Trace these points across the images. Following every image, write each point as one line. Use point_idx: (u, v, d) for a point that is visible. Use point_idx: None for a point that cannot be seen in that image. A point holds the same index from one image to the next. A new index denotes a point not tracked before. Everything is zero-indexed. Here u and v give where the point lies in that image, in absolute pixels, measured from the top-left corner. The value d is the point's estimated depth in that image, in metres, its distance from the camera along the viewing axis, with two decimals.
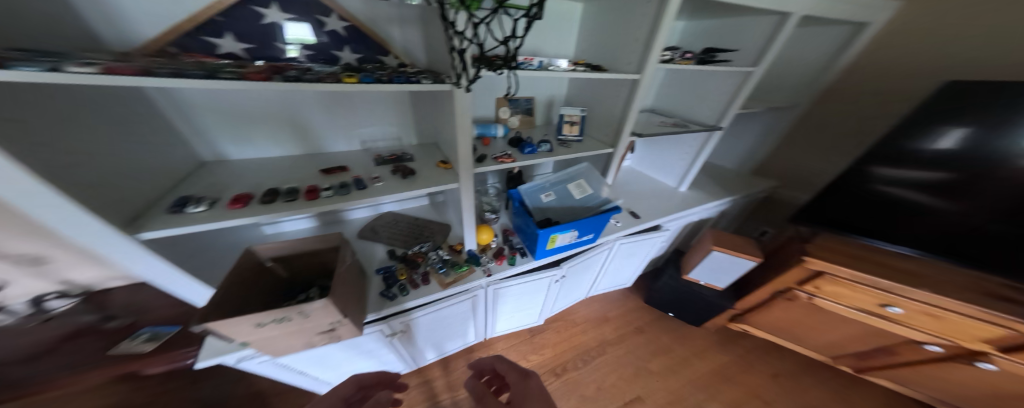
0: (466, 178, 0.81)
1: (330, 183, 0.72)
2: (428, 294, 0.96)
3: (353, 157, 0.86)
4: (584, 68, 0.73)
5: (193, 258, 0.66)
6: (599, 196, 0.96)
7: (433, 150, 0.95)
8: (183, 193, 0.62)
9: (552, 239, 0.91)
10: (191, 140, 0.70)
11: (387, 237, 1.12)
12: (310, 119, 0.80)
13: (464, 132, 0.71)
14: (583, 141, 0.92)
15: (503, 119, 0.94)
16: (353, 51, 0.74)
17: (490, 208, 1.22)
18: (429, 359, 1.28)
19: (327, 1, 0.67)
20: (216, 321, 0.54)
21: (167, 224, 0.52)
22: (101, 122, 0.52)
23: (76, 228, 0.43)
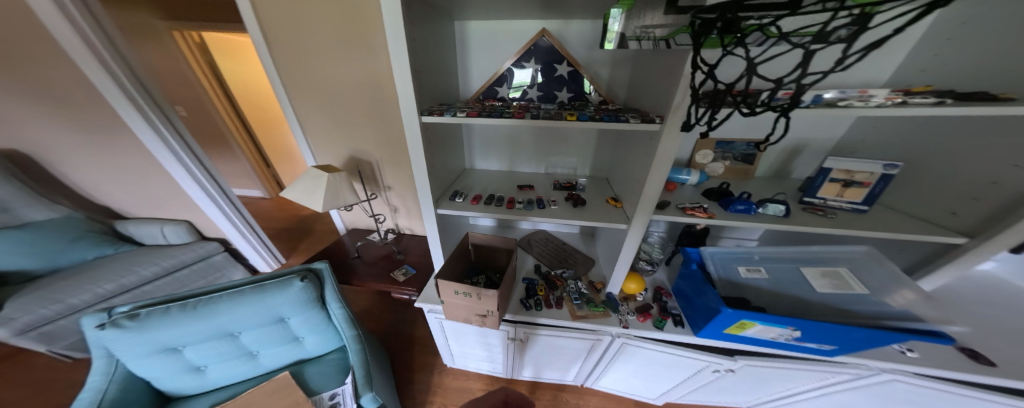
0: (640, 223, 0.70)
1: (523, 197, 0.81)
2: (558, 318, 0.92)
3: (538, 179, 0.95)
4: (926, 98, 0.45)
5: (450, 236, 0.89)
6: (876, 300, 0.61)
7: (603, 185, 0.92)
8: (459, 188, 0.83)
9: (746, 326, 0.64)
10: (468, 152, 0.96)
11: (537, 253, 1.18)
12: (541, 145, 0.92)
13: (661, 175, 0.62)
14: (870, 212, 0.60)
15: (700, 164, 0.78)
16: (568, 91, 0.82)
17: (648, 258, 1.04)
18: (524, 375, 1.24)
19: (561, 50, 0.77)
20: (443, 280, 0.73)
21: (453, 207, 0.72)
22: (451, 143, 0.80)
23: (425, 196, 0.69)
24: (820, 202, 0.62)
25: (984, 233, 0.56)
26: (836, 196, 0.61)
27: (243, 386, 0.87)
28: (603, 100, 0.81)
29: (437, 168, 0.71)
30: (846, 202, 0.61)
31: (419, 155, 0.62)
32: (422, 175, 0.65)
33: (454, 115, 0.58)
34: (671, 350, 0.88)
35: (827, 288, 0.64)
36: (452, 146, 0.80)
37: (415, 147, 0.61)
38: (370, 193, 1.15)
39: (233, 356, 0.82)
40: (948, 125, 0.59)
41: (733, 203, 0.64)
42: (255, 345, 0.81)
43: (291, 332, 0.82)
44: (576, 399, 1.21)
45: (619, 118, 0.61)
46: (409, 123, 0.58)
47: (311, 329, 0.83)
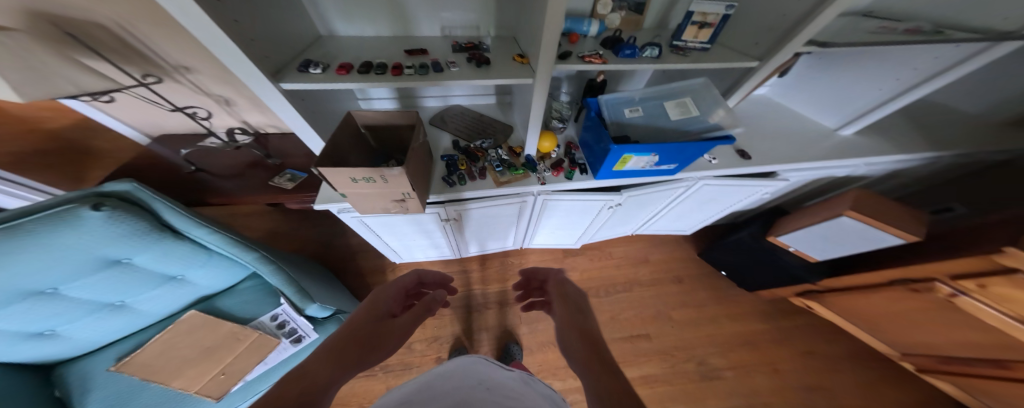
0: (542, 76, 0.69)
1: (412, 62, 0.68)
2: (484, 188, 0.99)
3: (432, 44, 0.78)
4: None
5: (318, 118, 0.72)
6: (706, 122, 0.80)
7: (509, 45, 0.82)
8: (309, 57, 0.63)
9: (627, 160, 0.80)
10: (315, 9, 0.68)
11: (453, 128, 1.12)
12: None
13: (558, 23, 0.57)
14: (707, 54, 0.70)
15: (600, 16, 0.75)
16: None
17: (559, 116, 1.09)
18: (472, 252, 1.43)
19: None
20: (326, 168, 0.63)
21: (302, 79, 0.55)
22: None
23: (241, 67, 0.49)
24: (682, 44, 0.68)
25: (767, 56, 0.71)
26: (693, 38, 0.68)
27: (149, 333, 0.80)
28: None
29: (249, 36, 0.48)
30: (698, 43, 0.69)
31: (198, 19, 0.40)
32: (219, 40, 0.43)
33: None
34: (578, 197, 1.08)
35: (676, 116, 0.81)
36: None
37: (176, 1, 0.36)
38: (142, 76, 0.77)
39: (81, 313, 0.66)
40: None
41: (623, 48, 0.66)
42: (100, 294, 0.65)
43: (147, 270, 0.67)
44: (519, 260, 1.52)
45: None
46: None
47: (174, 263, 0.69)
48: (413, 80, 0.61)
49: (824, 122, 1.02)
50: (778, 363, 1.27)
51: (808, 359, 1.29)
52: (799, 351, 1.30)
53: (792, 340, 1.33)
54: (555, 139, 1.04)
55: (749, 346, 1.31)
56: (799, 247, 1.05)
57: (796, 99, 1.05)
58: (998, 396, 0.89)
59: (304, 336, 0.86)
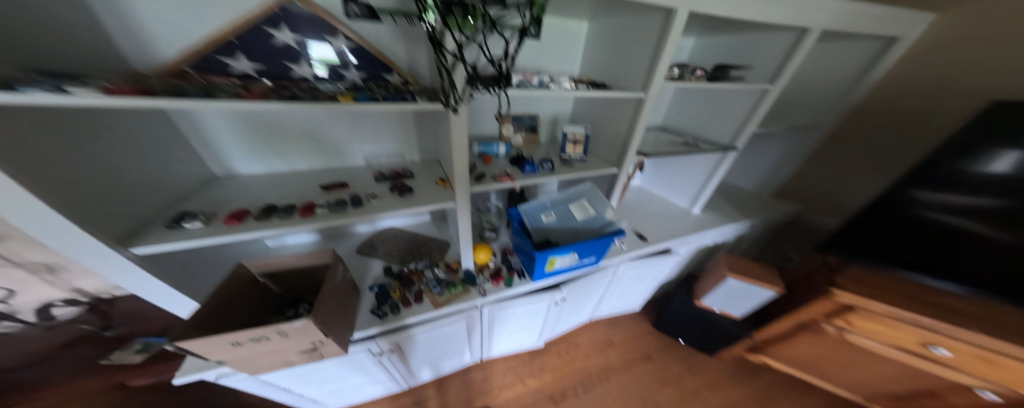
0: (463, 197, 0.76)
1: (327, 200, 0.69)
2: (422, 312, 0.93)
3: (354, 175, 0.83)
4: (587, 86, 0.74)
5: (185, 274, 0.62)
6: (602, 219, 0.95)
7: (436, 167, 0.91)
8: (185, 208, 0.60)
9: (553, 260, 0.88)
10: (208, 155, 0.70)
11: (384, 253, 1.09)
12: (337, 134, 0.80)
13: (463, 152, 0.68)
14: (587, 161, 0.92)
15: (506, 137, 0.93)
16: (358, 70, 0.70)
17: (491, 226, 1.21)
18: (424, 377, 1.17)
19: (335, 21, 0.65)
20: (189, 341, 0.50)
21: (162, 241, 0.50)
22: (112, 144, 0.51)
23: (58, 237, 0.40)
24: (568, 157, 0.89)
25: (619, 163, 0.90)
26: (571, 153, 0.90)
27: None
28: (405, 81, 0.72)
29: (82, 186, 0.44)
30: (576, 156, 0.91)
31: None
32: (41, 207, 0.38)
33: (63, 93, 0.34)
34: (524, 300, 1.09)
35: (581, 216, 0.96)
36: (131, 147, 0.54)
37: None
38: None
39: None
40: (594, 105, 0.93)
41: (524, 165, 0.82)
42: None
43: None
44: (481, 374, 1.29)
45: (406, 98, 0.59)
46: None
47: None
48: (321, 220, 0.61)
49: (679, 203, 1.26)
50: None
51: None
52: None
53: (778, 402, 1.27)
54: (489, 249, 1.10)
55: None
56: (722, 308, 1.14)
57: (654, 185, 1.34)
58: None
59: None
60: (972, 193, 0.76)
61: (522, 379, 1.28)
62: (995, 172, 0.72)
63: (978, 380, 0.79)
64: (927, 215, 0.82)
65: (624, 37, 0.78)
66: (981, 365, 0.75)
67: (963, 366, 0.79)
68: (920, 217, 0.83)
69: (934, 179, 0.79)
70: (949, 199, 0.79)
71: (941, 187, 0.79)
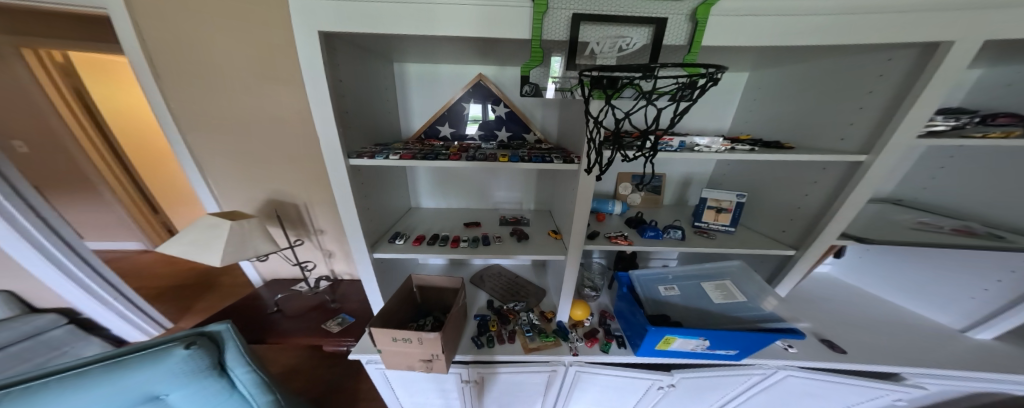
0: (575, 253, 0.77)
1: (468, 235, 0.82)
2: (511, 353, 0.93)
3: (485, 215, 0.97)
4: (748, 146, 0.65)
5: (388, 277, 0.83)
6: (758, 308, 0.78)
7: (546, 218, 0.97)
8: (399, 230, 0.81)
9: (671, 340, 0.78)
10: (416, 191, 0.96)
11: (489, 288, 1.18)
12: (489, 183, 0.96)
13: (585, 209, 0.71)
14: (735, 232, 0.79)
15: (623, 195, 0.93)
16: (507, 130, 0.85)
17: (591, 285, 1.15)
18: None
19: (498, 92, 0.81)
20: (377, 328, 0.68)
21: (392, 250, 0.70)
22: (388, 187, 0.79)
23: (355, 242, 0.65)
24: (705, 225, 0.80)
25: (804, 245, 0.72)
26: (714, 220, 0.80)
27: None
28: (538, 139, 0.85)
29: (369, 207, 0.68)
30: (721, 224, 0.80)
31: (348, 207, 0.61)
32: (354, 222, 0.63)
33: (385, 157, 0.57)
34: (620, 372, 0.95)
35: (720, 298, 0.82)
36: (392, 184, 0.81)
37: (343, 191, 0.59)
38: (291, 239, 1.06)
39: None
40: (762, 167, 0.81)
41: (646, 229, 0.80)
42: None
43: None
44: None
45: (546, 159, 0.67)
46: (337, 174, 0.57)
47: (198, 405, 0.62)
48: (453, 252, 0.72)
49: (937, 319, 0.87)
50: None
51: None
52: None
53: None
54: (588, 307, 1.05)
55: None
56: None
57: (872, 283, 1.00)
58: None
59: None
60: None
61: None
62: None
63: None
64: None
65: (841, 90, 0.65)
66: None
67: None
68: None
69: None
70: None
71: None
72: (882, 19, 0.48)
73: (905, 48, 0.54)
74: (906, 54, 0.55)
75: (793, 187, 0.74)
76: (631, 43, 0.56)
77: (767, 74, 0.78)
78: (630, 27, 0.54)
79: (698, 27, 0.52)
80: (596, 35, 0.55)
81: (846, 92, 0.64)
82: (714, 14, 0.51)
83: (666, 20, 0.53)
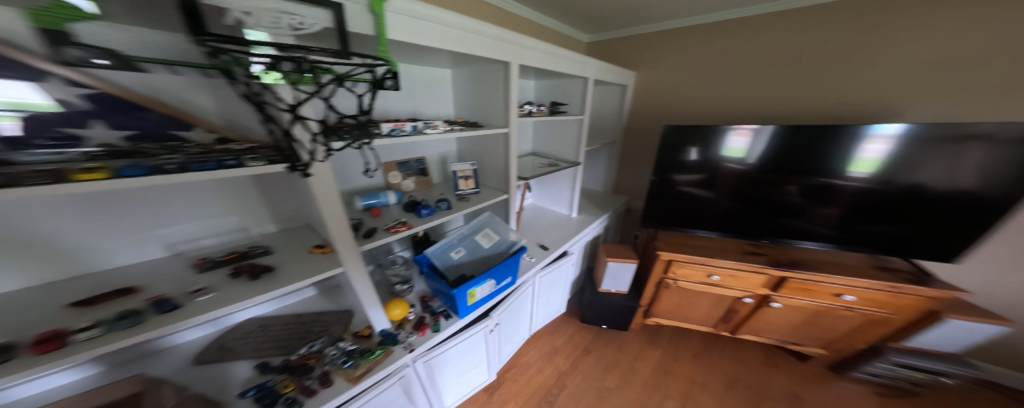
0: (355, 258, 0.70)
1: (104, 315, 0.47)
2: (337, 394, 0.77)
3: (159, 269, 0.61)
4: (461, 127, 0.87)
5: None
6: (506, 240, 1.07)
7: (305, 233, 0.79)
8: None
9: (472, 292, 0.93)
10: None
11: (253, 350, 0.84)
12: (93, 223, 0.55)
13: (339, 210, 0.62)
14: (480, 192, 1.01)
15: (395, 184, 0.93)
16: (114, 127, 0.47)
17: (400, 278, 1.10)
18: None
19: (30, 55, 0.39)
20: None
21: None
22: None
23: None
24: (466, 192, 0.99)
25: (507, 187, 1.02)
26: (465, 186, 0.99)
27: None
28: (223, 137, 0.55)
29: None
30: (468, 189, 1.00)
31: None
32: None
33: None
34: (456, 339, 1.05)
35: (487, 243, 1.06)
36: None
37: None
38: None
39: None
40: (473, 140, 1.03)
41: (421, 209, 0.85)
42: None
43: None
44: None
45: (225, 161, 0.45)
46: None
47: None
48: (98, 346, 0.42)
49: (561, 212, 1.49)
50: (692, 375, 1.36)
51: (702, 359, 1.44)
52: (690, 357, 1.46)
53: (680, 350, 1.50)
54: (406, 302, 1.02)
55: (669, 374, 1.37)
56: (613, 287, 1.38)
57: (540, 198, 1.55)
58: (749, 326, 1.35)
59: None
60: (693, 172, 1.17)
61: None
62: (693, 159, 1.15)
63: (739, 291, 1.24)
64: (682, 190, 1.21)
65: (484, 81, 0.90)
66: (731, 280, 1.21)
67: (726, 283, 1.23)
68: (678, 192, 1.22)
69: (669, 168, 1.19)
70: (686, 178, 1.19)
71: (678, 171, 1.19)
72: (484, 40, 0.74)
73: (499, 63, 0.84)
74: (498, 67, 0.85)
75: (489, 151, 1.01)
76: (305, 23, 0.46)
77: (457, 71, 0.98)
78: (294, 2, 0.44)
79: (378, 19, 0.54)
80: (242, 2, 0.40)
81: (485, 85, 0.90)
82: (390, 11, 0.56)
83: (343, 8, 0.49)
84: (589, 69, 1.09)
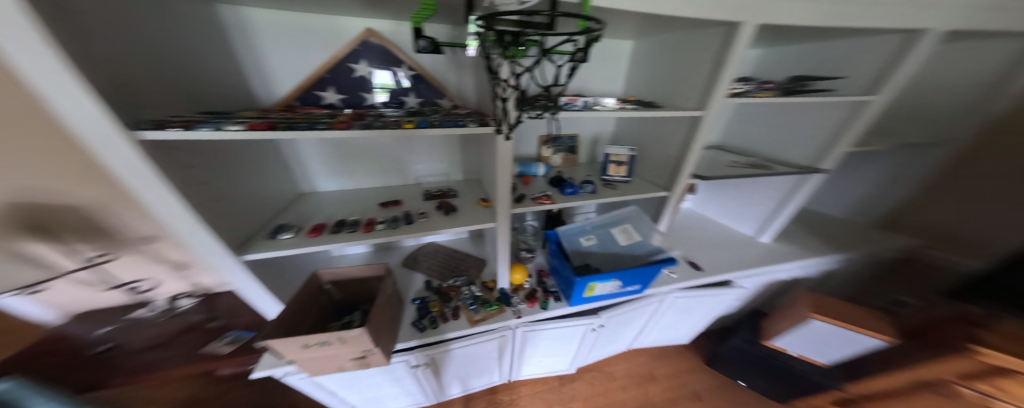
0: (505, 218, 0.78)
1: (385, 216, 0.76)
2: (458, 328, 0.94)
3: (405, 191, 0.92)
4: (635, 106, 0.75)
5: (281, 276, 0.77)
6: (648, 245, 0.94)
7: (476, 187, 0.96)
8: (281, 222, 0.72)
9: (592, 286, 0.89)
10: (302, 174, 0.85)
11: (425, 268, 1.14)
12: (404, 152, 0.91)
13: (508, 174, 0.70)
14: (631, 182, 0.91)
15: (546, 157, 0.97)
16: (416, 96, 0.77)
17: (526, 246, 1.21)
18: (453, 392, 1.18)
19: (401, 54, 0.72)
20: (274, 340, 0.61)
21: (267, 248, 0.61)
22: (238, 172, 0.63)
23: (204, 246, 0.53)
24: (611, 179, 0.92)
25: (671, 186, 0.87)
26: (614, 172, 0.92)
27: None
28: (455, 104, 0.79)
29: (212, 197, 0.55)
30: (618, 176, 0.92)
31: (164, 199, 0.46)
32: (184, 219, 0.49)
33: (211, 129, 0.45)
34: (558, 323, 1.05)
35: (624, 241, 0.96)
36: (257, 165, 0.71)
37: (143, 173, 0.43)
38: (93, 257, 0.71)
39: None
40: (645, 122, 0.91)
41: (565, 188, 0.84)
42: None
43: None
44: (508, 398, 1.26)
45: (460, 123, 0.62)
46: (105, 148, 0.39)
47: None
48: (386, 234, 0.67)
49: (744, 231, 1.19)
50: None
51: None
52: None
53: None
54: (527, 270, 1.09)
55: None
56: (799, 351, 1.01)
57: (711, 202, 1.30)
58: None
59: None
60: None
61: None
62: None
63: None
64: None
65: (689, 52, 0.74)
66: None
67: None
68: None
69: None
70: None
71: None
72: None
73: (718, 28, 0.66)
74: (718, 32, 0.67)
75: (661, 139, 0.87)
76: None
77: (649, 40, 0.85)
78: None
79: None
80: None
81: (688, 54, 0.74)
82: None
83: None
84: (924, 18, 0.68)
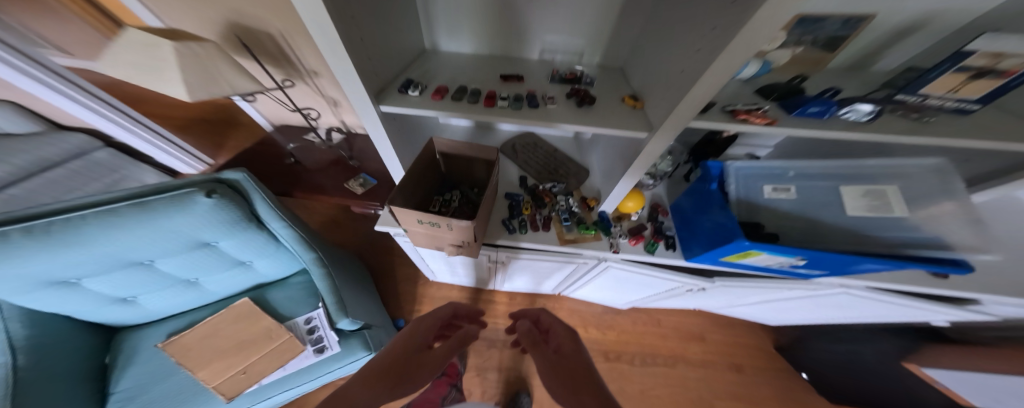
0: (662, 138, 0.61)
1: (507, 92, 0.75)
2: (547, 241, 0.96)
3: (532, 68, 0.86)
4: None
5: (401, 132, 0.92)
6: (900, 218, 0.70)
7: (618, 79, 0.83)
8: (409, 76, 0.77)
9: (749, 253, 0.69)
10: (424, 24, 0.82)
11: (523, 160, 1.17)
12: (539, 11, 0.77)
13: (712, 87, 0.45)
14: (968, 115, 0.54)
15: (767, 52, 0.59)
16: None
17: (653, 172, 0.97)
18: (511, 281, 1.43)
19: None
20: (397, 209, 0.70)
21: (400, 102, 0.69)
22: (374, 12, 0.59)
23: (355, 95, 0.63)
24: (917, 101, 0.53)
25: None
26: (945, 92, 0.51)
27: (200, 313, 1.22)
28: None
29: (366, 43, 0.58)
30: (955, 98, 0.52)
31: (330, 39, 0.49)
32: (348, 70, 0.55)
33: None
34: (651, 271, 0.97)
35: (865, 208, 0.72)
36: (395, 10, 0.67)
37: (321, 21, 0.45)
38: (282, 79, 1.34)
39: (175, 277, 1.00)
40: None
41: (806, 105, 0.51)
42: (190, 265, 0.98)
43: (219, 255, 1.00)
44: (554, 304, 1.80)
45: None
46: (305, 6, 0.42)
47: (241, 250, 1.01)
48: (503, 114, 0.68)
49: None
50: None
51: None
52: None
53: None
54: (641, 200, 0.94)
55: None
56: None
57: None
58: None
59: (326, 348, 1.14)
60: None
61: (587, 319, 1.78)
62: None
63: None
64: None
65: None
66: None
67: None
68: None
69: None
70: None
71: None
72: None
73: None
74: None
75: None
76: None
77: None
78: None
79: None
80: None
81: None
82: None
83: None
84: None
